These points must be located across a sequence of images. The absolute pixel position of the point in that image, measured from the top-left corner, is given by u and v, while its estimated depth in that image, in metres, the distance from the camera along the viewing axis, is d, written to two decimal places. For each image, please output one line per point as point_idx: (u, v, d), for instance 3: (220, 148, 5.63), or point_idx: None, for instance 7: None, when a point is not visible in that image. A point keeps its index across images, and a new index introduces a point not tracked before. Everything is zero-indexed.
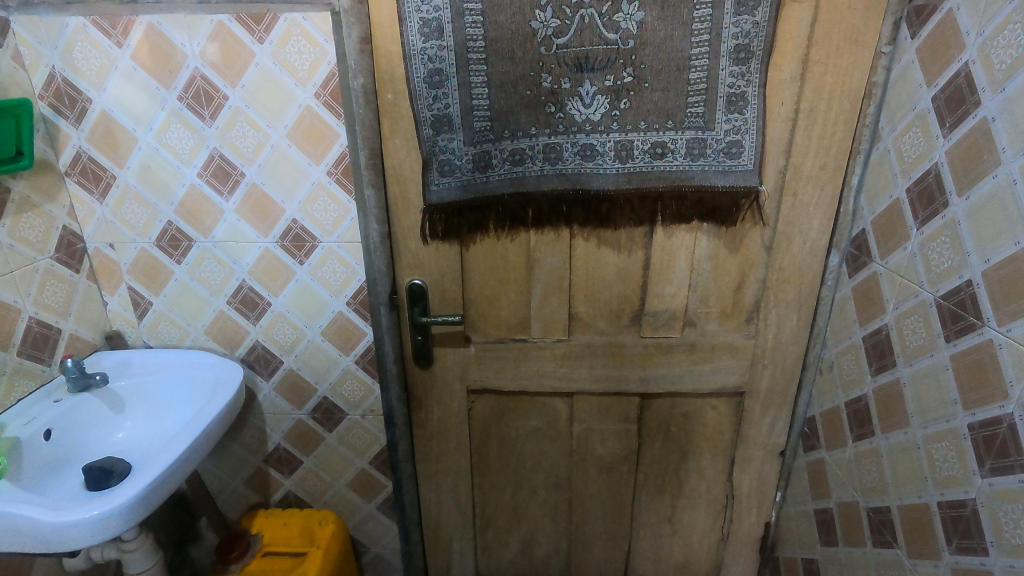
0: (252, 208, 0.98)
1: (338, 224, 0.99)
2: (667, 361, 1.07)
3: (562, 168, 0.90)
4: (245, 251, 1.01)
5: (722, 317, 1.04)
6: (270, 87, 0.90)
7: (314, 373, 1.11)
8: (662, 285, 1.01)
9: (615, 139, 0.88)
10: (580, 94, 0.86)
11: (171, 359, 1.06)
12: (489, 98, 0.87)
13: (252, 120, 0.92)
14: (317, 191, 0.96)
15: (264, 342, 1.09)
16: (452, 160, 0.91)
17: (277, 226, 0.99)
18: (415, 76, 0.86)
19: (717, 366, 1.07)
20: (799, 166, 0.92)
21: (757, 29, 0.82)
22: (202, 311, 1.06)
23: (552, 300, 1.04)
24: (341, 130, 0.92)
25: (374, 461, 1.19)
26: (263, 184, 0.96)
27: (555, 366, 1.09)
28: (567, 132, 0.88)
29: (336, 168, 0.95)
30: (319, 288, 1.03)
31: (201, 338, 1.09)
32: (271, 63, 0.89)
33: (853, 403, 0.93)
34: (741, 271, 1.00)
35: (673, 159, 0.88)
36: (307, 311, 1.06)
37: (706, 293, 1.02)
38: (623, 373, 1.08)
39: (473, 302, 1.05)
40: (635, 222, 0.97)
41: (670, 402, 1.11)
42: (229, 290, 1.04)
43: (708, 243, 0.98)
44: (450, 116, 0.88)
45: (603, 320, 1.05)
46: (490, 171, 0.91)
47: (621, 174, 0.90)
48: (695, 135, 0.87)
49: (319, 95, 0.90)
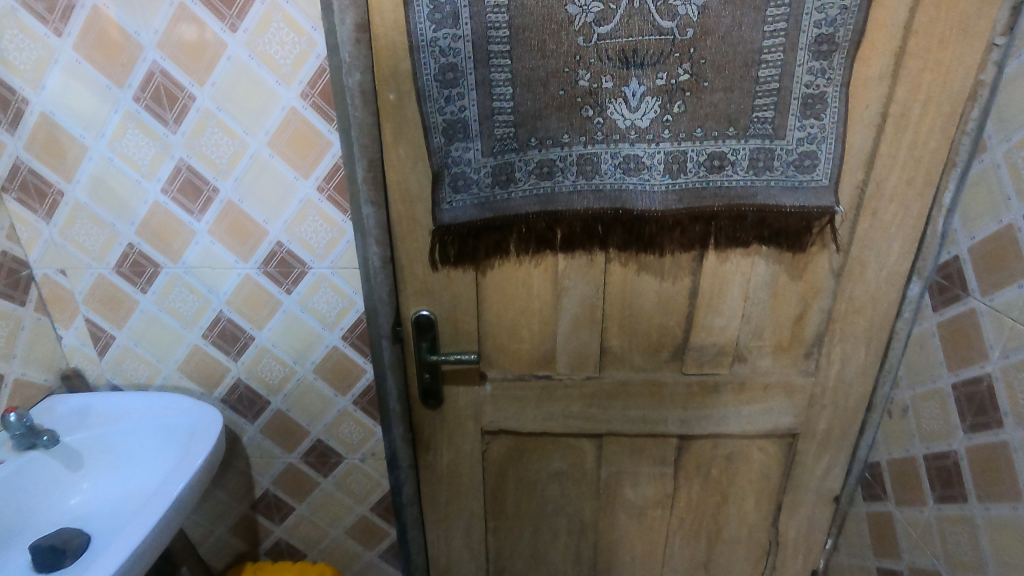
0: (229, 230, 0.82)
1: (331, 247, 0.84)
2: (712, 400, 0.93)
3: (598, 184, 0.77)
4: (222, 278, 0.86)
5: (777, 352, 0.90)
6: (246, 84, 0.74)
7: (306, 415, 0.97)
8: (710, 317, 0.87)
9: (665, 149, 0.74)
10: (625, 95, 0.71)
11: (147, 405, 0.90)
12: (513, 100, 0.73)
13: (225, 125, 0.76)
14: (305, 209, 0.81)
15: (248, 380, 0.94)
16: (467, 173, 0.77)
17: (259, 249, 0.84)
18: (424, 73, 0.71)
19: (769, 406, 0.93)
20: (881, 181, 0.77)
21: (843, 16, 0.68)
22: (174, 347, 0.91)
23: (582, 333, 0.89)
24: (333, 137, 0.77)
25: (376, 507, 1.06)
26: (241, 201, 0.81)
27: (583, 406, 0.95)
28: (606, 140, 0.74)
29: (329, 183, 0.80)
30: (310, 319, 0.89)
31: (175, 376, 0.94)
32: (247, 56, 0.72)
33: (936, 459, 0.80)
34: (803, 300, 0.86)
35: (732, 173, 0.76)
36: (297, 345, 0.91)
37: (760, 324, 0.88)
38: (660, 415, 0.95)
39: (490, 335, 0.91)
40: (684, 247, 0.81)
41: (712, 443, 0.98)
42: (204, 322, 0.89)
43: (767, 269, 0.83)
44: (465, 122, 0.74)
45: (640, 355, 0.91)
46: (514, 186, 0.78)
47: (670, 191, 0.76)
48: (760, 144, 0.74)
49: (307, 96, 0.74)
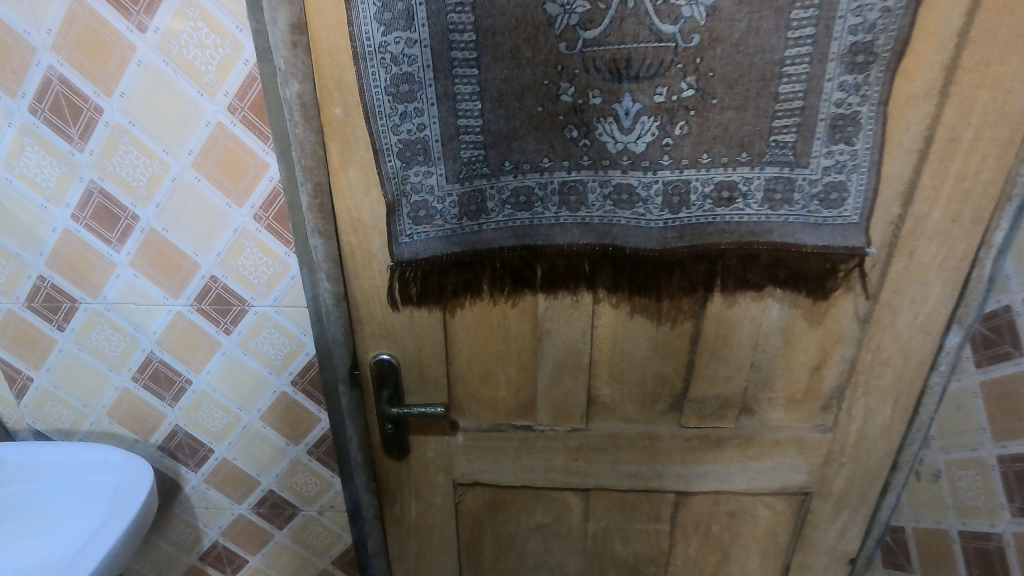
0: (154, 262, 0.71)
1: (273, 284, 0.71)
2: (715, 456, 0.82)
3: (584, 216, 0.65)
4: (150, 316, 0.74)
5: (790, 404, 0.78)
6: (162, 95, 0.62)
7: (256, 464, 0.85)
8: (713, 366, 0.75)
9: (664, 178, 0.61)
10: (616, 113, 0.59)
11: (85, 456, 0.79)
12: (482, 117, 0.61)
13: (141, 143, 0.64)
14: (241, 241, 0.69)
15: (187, 426, 0.83)
16: (429, 202, 0.65)
17: (190, 284, 0.72)
18: (373, 85, 0.59)
19: (779, 463, 0.82)
20: (921, 217, 0.65)
21: (884, 20, 0.55)
22: (101, 390, 0.80)
23: (566, 380, 0.78)
24: (269, 158, 0.64)
25: (338, 561, 0.95)
26: (166, 231, 0.69)
27: (568, 460, 0.84)
28: (593, 166, 0.62)
29: (267, 211, 0.67)
30: (253, 362, 0.77)
31: (104, 422, 0.83)
32: (161, 61, 0.60)
33: (975, 538, 0.71)
34: (822, 348, 0.74)
35: (743, 206, 0.63)
36: (240, 390, 0.80)
37: (772, 373, 0.76)
38: (655, 470, 0.84)
39: (460, 381, 0.79)
40: (686, 289, 0.68)
41: (713, 499, 0.87)
42: (133, 363, 0.78)
43: (780, 313, 0.71)
44: (425, 142, 0.62)
45: (632, 405, 0.80)
46: (484, 218, 0.66)
47: (670, 227, 0.64)
48: (778, 173, 0.62)
49: (235, 109, 0.62)
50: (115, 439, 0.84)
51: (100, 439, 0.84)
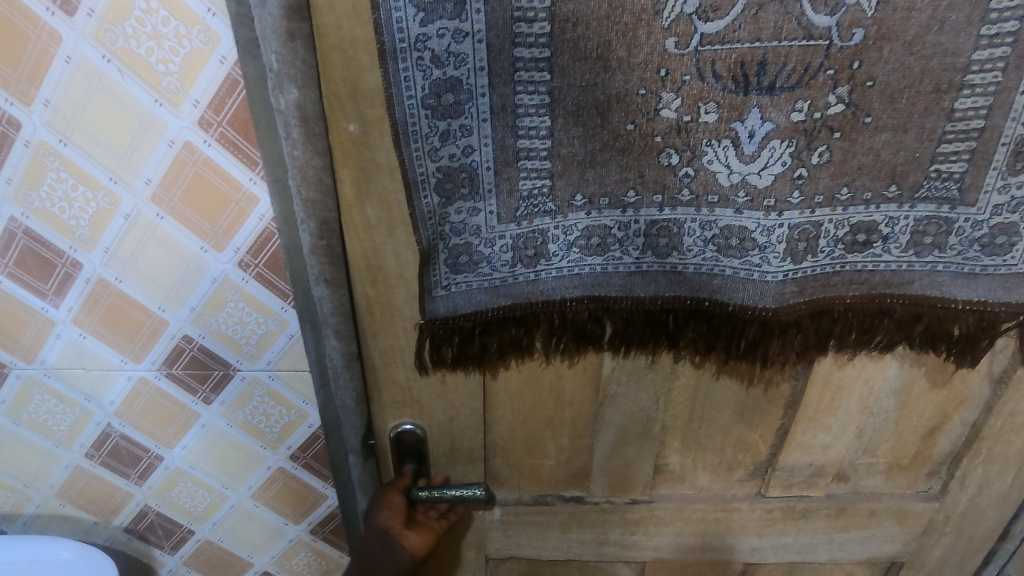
0: (106, 320, 0.54)
1: (265, 344, 0.56)
2: (798, 527, 0.70)
3: (676, 264, 0.50)
4: (104, 384, 0.58)
5: (892, 471, 0.66)
6: (105, 104, 0.44)
7: (246, 545, 0.72)
8: (810, 433, 0.62)
9: (787, 219, 0.47)
10: (737, 135, 0.44)
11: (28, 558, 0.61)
12: (552, 137, 0.45)
13: (78, 169, 0.47)
14: (222, 292, 0.53)
15: (159, 507, 0.67)
16: (475, 247, 0.49)
17: (157, 345, 0.56)
18: (406, 94, 0.42)
19: (871, 534, 0.70)
20: None
21: None
22: (46, 469, 0.63)
23: (630, 450, 0.64)
24: (258, 190, 0.48)
25: None
26: (121, 281, 0.52)
27: (624, 533, 0.71)
28: (694, 202, 0.47)
29: (255, 257, 0.51)
30: (242, 437, 0.63)
31: (53, 503, 0.66)
32: (100, 57, 0.43)
33: None
34: (942, 412, 0.61)
35: (882, 253, 0.49)
36: (225, 467, 0.65)
37: (877, 439, 0.63)
38: (725, 542, 0.71)
39: (500, 451, 0.65)
40: (800, 352, 0.53)
41: (787, 569, 0.75)
42: (85, 439, 0.62)
43: (900, 373, 0.58)
44: (472, 170, 0.46)
45: (706, 474, 0.66)
46: (544, 264, 0.50)
47: (788, 279, 0.50)
48: (934, 211, 0.47)
49: (210, 125, 0.45)
50: (67, 522, 0.68)
51: (48, 523, 0.68)
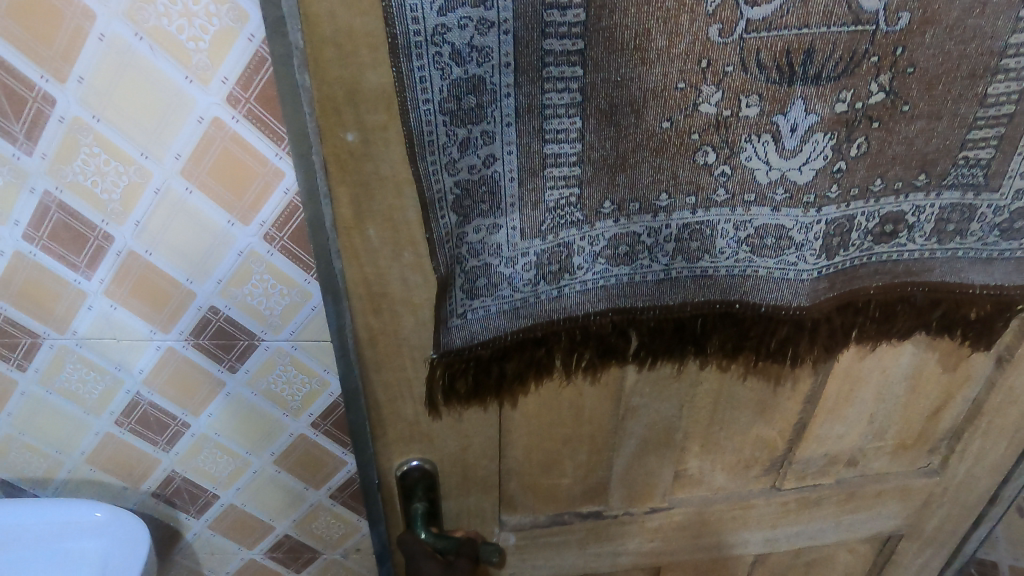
0: (136, 293, 0.49)
1: (289, 315, 0.51)
2: (809, 515, 0.70)
3: (707, 268, 0.47)
4: (134, 352, 0.53)
5: (897, 451, 0.67)
6: (133, 80, 0.40)
7: (267, 511, 0.66)
8: (826, 424, 0.62)
9: (824, 214, 0.45)
10: (779, 130, 0.41)
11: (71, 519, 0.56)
12: (583, 140, 0.40)
13: (108, 144, 0.42)
14: (248, 267, 0.48)
15: (186, 474, 0.62)
16: (495, 267, 0.43)
17: (185, 320, 0.51)
18: (419, 96, 0.36)
19: (875, 513, 0.71)
20: None
21: None
22: (76, 436, 0.58)
23: (650, 459, 0.61)
24: (286, 164, 0.43)
25: None
26: (153, 257, 0.47)
27: (642, 542, 0.68)
28: (731, 201, 0.44)
29: (282, 230, 0.46)
30: (265, 404, 0.57)
31: (84, 468, 0.61)
32: (131, 35, 0.38)
33: None
34: (946, 392, 0.62)
35: (908, 243, 0.48)
36: (249, 435, 0.59)
37: (886, 423, 0.64)
38: (740, 538, 0.70)
39: (515, 475, 0.60)
40: (826, 349, 0.53)
41: (794, 554, 0.75)
42: (115, 407, 0.57)
43: (913, 359, 0.58)
44: (493, 182, 0.40)
45: (723, 474, 0.65)
46: (568, 280, 0.45)
47: (820, 275, 0.48)
48: (960, 198, 0.47)
49: (238, 102, 0.40)
50: (99, 487, 0.63)
51: (82, 488, 0.63)
